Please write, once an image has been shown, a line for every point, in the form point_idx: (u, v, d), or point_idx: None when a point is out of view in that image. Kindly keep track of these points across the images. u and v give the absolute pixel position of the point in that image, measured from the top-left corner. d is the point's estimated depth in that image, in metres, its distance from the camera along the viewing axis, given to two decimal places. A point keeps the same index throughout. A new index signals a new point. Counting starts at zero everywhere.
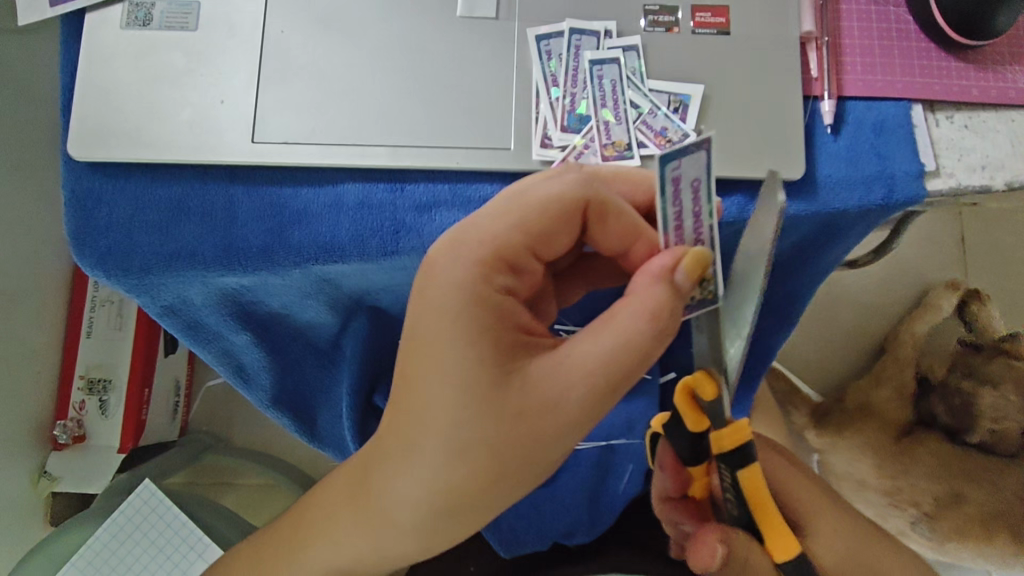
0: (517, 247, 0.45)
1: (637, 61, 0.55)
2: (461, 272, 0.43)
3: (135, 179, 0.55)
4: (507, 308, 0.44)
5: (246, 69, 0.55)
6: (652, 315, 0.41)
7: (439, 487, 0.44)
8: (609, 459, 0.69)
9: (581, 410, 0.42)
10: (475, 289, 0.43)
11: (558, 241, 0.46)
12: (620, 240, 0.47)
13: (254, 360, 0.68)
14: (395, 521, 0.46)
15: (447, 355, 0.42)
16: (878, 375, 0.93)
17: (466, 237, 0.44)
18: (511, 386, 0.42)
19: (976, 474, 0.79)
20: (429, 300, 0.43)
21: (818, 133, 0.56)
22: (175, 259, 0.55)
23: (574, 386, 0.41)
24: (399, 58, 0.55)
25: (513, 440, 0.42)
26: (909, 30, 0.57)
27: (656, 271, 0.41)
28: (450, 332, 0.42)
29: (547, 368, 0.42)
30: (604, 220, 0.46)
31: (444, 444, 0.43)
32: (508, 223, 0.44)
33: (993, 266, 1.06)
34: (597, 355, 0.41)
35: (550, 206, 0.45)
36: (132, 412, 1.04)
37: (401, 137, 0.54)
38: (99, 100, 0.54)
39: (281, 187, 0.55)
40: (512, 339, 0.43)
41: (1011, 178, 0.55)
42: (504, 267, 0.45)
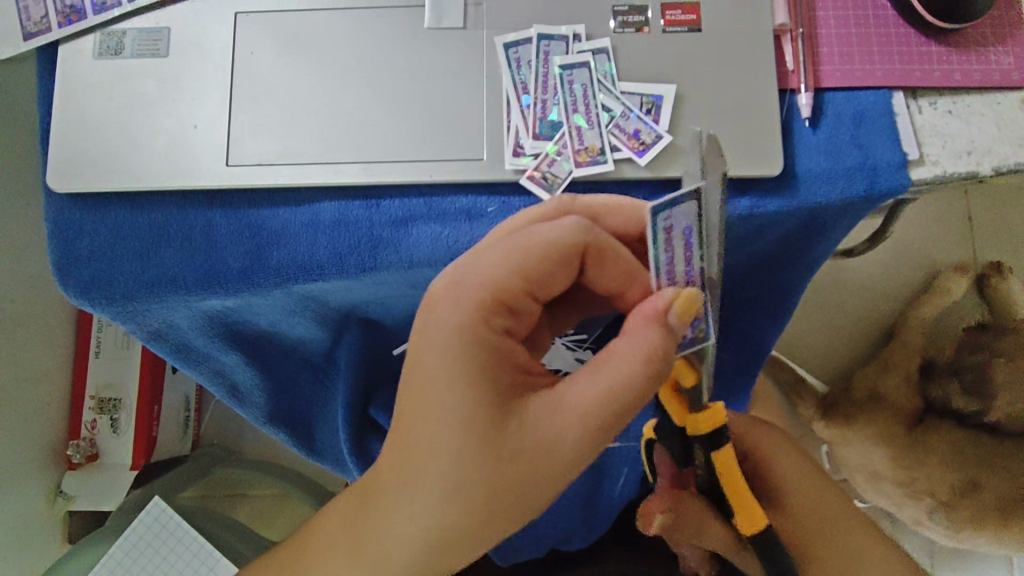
0: (515, 289, 0.45)
1: (607, 63, 0.54)
2: (463, 312, 0.43)
3: (115, 208, 0.55)
4: (507, 349, 0.44)
5: (218, 92, 0.55)
6: (648, 358, 0.41)
7: (435, 521, 0.44)
8: (605, 462, 0.68)
9: (577, 448, 0.42)
10: (477, 329, 0.43)
11: (556, 282, 0.47)
12: (615, 281, 0.48)
13: (247, 378, 0.69)
14: (391, 556, 0.46)
15: (445, 395, 0.42)
16: (886, 361, 0.92)
17: (465, 279, 0.44)
18: (508, 425, 0.42)
19: (989, 459, 0.76)
20: (430, 339, 0.43)
21: (797, 126, 0.55)
22: (157, 284, 0.55)
23: (570, 428, 0.42)
24: (368, 74, 0.55)
25: (507, 475, 0.42)
26: (886, 16, 0.56)
27: (650, 312, 0.41)
28: (449, 370, 0.42)
29: (545, 411, 0.42)
30: (601, 263, 0.47)
31: (439, 481, 0.43)
32: (508, 265, 0.44)
33: (1001, 244, 1.04)
34: (595, 394, 0.42)
35: (551, 251, 0.45)
36: (143, 428, 1.07)
37: (372, 153, 0.54)
38: (75, 131, 0.55)
39: (259, 209, 0.55)
40: (513, 381, 0.44)
41: (998, 164, 0.54)
42: (502, 309, 0.45)
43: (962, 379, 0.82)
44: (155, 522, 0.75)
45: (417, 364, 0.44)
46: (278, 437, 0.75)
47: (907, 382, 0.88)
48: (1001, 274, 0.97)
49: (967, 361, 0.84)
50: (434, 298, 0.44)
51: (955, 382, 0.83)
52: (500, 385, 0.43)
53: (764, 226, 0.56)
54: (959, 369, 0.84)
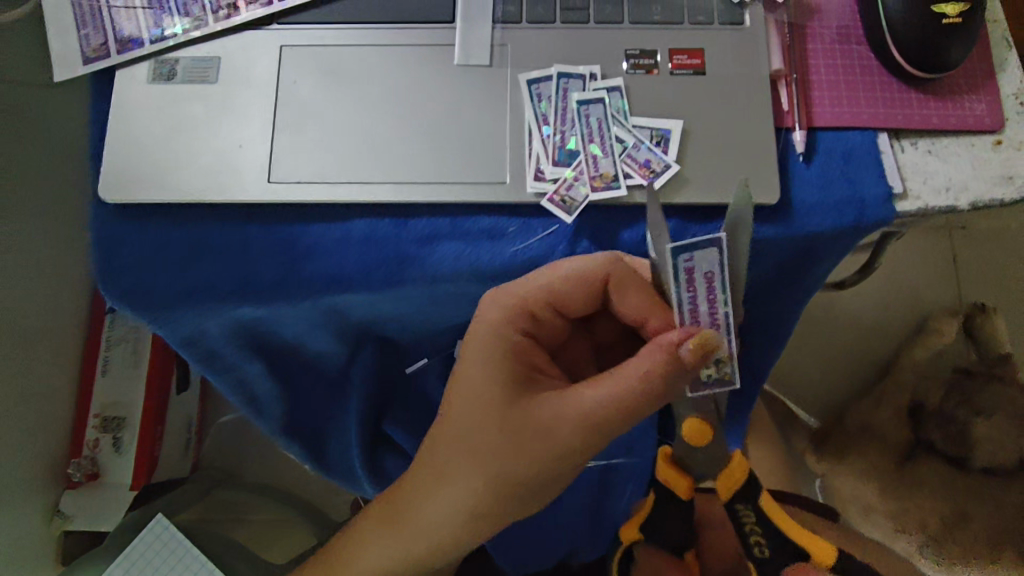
0: (541, 302, 0.54)
1: (620, 100, 0.59)
2: (497, 312, 0.54)
3: (158, 221, 0.59)
4: (525, 350, 0.54)
5: (261, 116, 0.60)
6: (646, 374, 0.47)
7: (461, 493, 0.51)
8: (611, 478, 0.71)
9: (571, 440, 0.48)
10: (505, 330, 0.53)
11: (581, 304, 0.55)
12: (636, 313, 0.53)
13: (266, 390, 0.71)
14: (416, 521, 0.53)
15: (477, 381, 0.52)
16: (879, 397, 0.98)
17: (504, 289, 0.55)
18: (521, 410, 0.50)
19: (978, 492, 0.86)
20: (475, 332, 0.54)
21: (792, 161, 0.60)
22: (193, 293, 0.58)
23: (568, 422, 0.48)
24: (402, 104, 0.60)
25: (520, 455, 0.49)
26: (871, 66, 0.62)
27: (663, 342, 0.47)
28: (482, 361, 0.52)
29: (550, 404, 0.49)
30: (623, 295, 0.53)
31: (467, 455, 0.51)
32: (539, 282, 0.53)
33: (983, 284, 1.09)
34: (596, 397, 0.48)
35: (574, 276, 0.53)
36: (145, 447, 1.09)
37: (404, 175, 0.58)
38: (125, 148, 0.59)
39: (294, 225, 0.59)
40: (528, 378, 0.52)
41: (974, 199, 0.59)
42: (527, 317, 0.54)
43: (946, 428, 0.90)
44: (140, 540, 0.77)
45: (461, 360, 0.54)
46: (291, 451, 0.78)
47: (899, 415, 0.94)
48: (984, 314, 1.04)
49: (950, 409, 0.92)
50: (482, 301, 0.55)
51: (940, 430, 0.91)
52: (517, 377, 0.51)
53: (766, 253, 0.60)
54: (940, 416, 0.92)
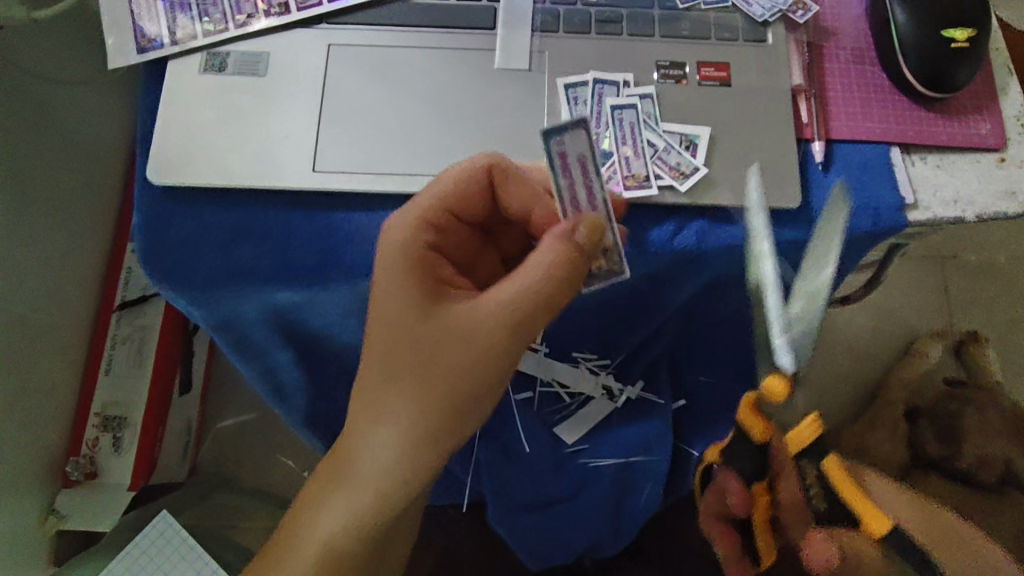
0: (436, 210, 0.53)
1: (652, 107, 0.63)
2: (400, 231, 0.52)
3: (204, 203, 0.61)
4: (432, 262, 0.53)
5: (308, 108, 0.62)
6: (552, 264, 0.48)
7: (402, 417, 0.49)
8: (630, 477, 0.73)
9: (493, 338, 0.48)
10: (415, 237, 0.52)
11: (473, 202, 0.55)
12: (521, 204, 0.55)
13: (292, 377, 0.73)
14: (359, 471, 0.50)
15: (393, 295, 0.51)
16: (872, 419, 1.01)
17: (407, 205, 0.54)
18: (437, 321, 0.49)
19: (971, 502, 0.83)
20: (384, 252, 0.52)
21: (812, 170, 0.63)
22: (237, 274, 0.61)
23: (484, 320, 0.49)
24: (443, 102, 0.62)
25: (444, 363, 0.49)
26: (883, 86, 0.66)
27: (563, 233, 0.49)
28: (390, 274, 0.51)
29: (464, 309, 0.49)
30: (510, 185, 0.54)
31: (394, 378, 0.49)
32: (433, 192, 0.53)
33: (973, 313, 1.14)
34: (510, 293, 0.48)
35: (462, 180, 0.53)
36: (146, 449, 1.04)
37: (444, 168, 0.61)
38: (176, 133, 0.61)
39: (336, 213, 0.61)
40: (434, 285, 0.52)
41: (980, 212, 0.63)
42: (428, 228, 0.53)
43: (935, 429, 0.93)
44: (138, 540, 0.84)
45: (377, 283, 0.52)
46: (311, 439, 0.80)
47: (893, 434, 0.95)
48: (977, 342, 1.08)
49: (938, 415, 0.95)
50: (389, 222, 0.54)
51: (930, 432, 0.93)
52: (424, 286, 0.51)
53: (787, 255, 0.63)
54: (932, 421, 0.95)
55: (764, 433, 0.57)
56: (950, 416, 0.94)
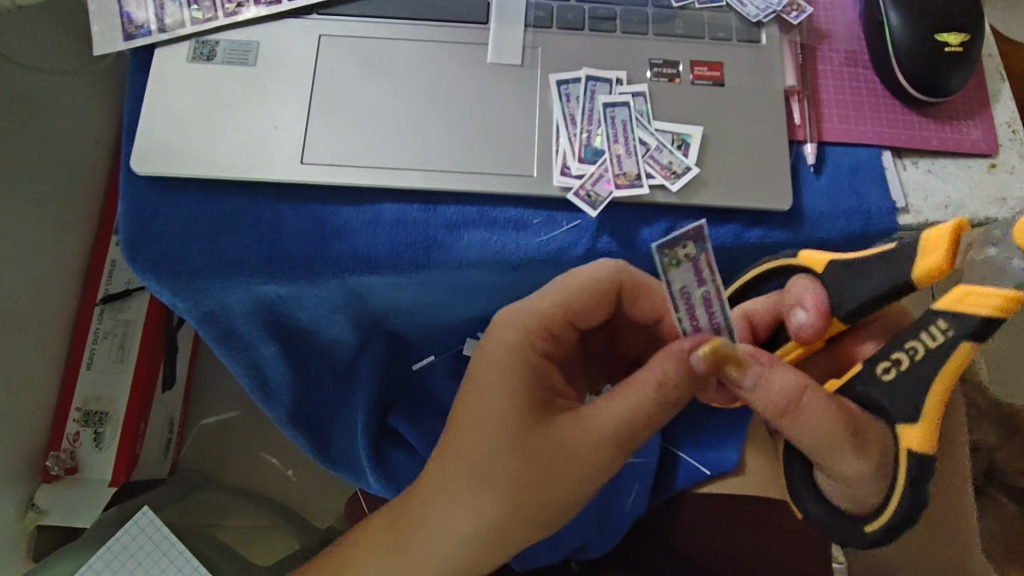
0: (558, 318, 0.56)
1: (644, 105, 0.62)
2: (516, 331, 0.55)
3: (190, 194, 0.60)
4: (546, 371, 0.55)
5: (298, 100, 0.61)
6: (666, 387, 0.50)
7: (478, 511, 0.51)
8: (618, 479, 0.75)
9: (598, 459, 0.50)
10: (525, 349, 0.54)
11: (591, 314, 0.57)
12: (651, 312, 0.59)
13: (279, 374, 0.72)
14: (426, 554, 0.53)
15: (495, 391, 0.53)
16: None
17: (523, 307, 0.56)
18: (545, 439, 0.51)
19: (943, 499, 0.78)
20: (491, 353, 0.55)
21: (803, 172, 0.63)
22: (224, 266, 0.59)
23: (593, 440, 0.50)
24: (434, 96, 0.62)
25: (542, 480, 0.51)
26: (876, 89, 0.66)
27: (678, 353, 0.49)
28: (503, 385, 0.53)
29: (574, 424, 0.51)
30: (636, 299, 0.57)
31: (482, 481, 0.52)
32: (554, 297, 0.55)
33: None
34: (619, 412, 0.50)
35: (594, 288, 0.55)
36: (127, 444, 1.03)
37: (435, 162, 0.60)
38: (162, 122, 0.60)
39: (325, 205, 0.61)
40: (544, 397, 0.53)
41: (971, 216, 0.63)
42: (544, 335, 0.56)
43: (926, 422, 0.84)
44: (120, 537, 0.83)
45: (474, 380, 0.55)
46: (295, 440, 0.79)
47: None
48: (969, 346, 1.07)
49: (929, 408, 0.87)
50: (500, 319, 0.56)
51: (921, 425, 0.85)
52: (536, 393, 0.53)
53: (777, 257, 0.63)
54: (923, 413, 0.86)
55: (935, 272, 0.51)
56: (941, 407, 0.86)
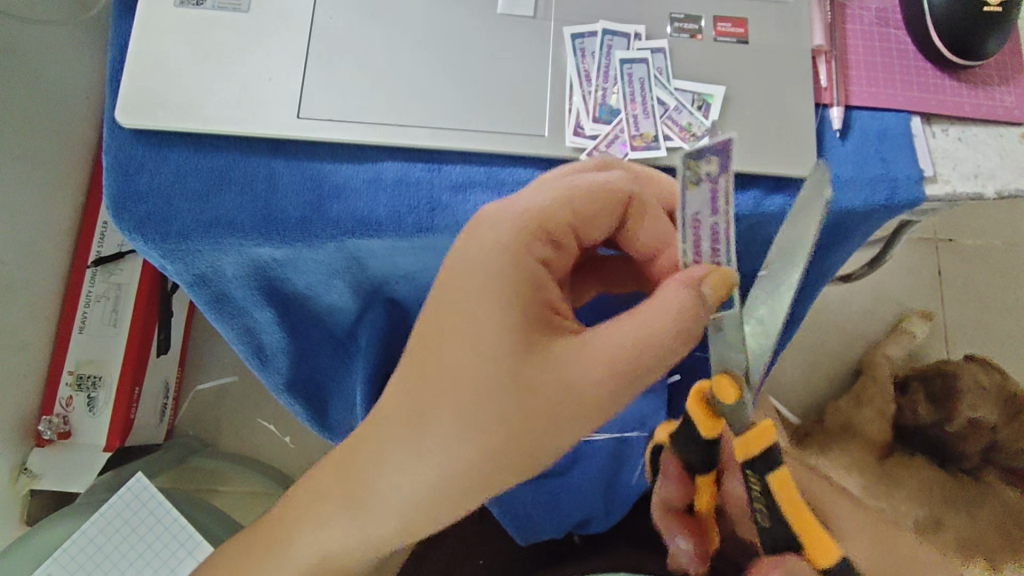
0: (562, 224, 0.49)
1: (663, 62, 0.59)
2: (512, 233, 0.47)
3: (179, 149, 0.57)
4: (540, 278, 0.48)
5: (295, 50, 0.57)
6: (676, 316, 0.44)
7: (447, 453, 0.46)
8: (624, 450, 0.71)
9: (596, 391, 0.45)
10: (520, 254, 0.47)
11: (599, 225, 0.51)
12: (651, 243, 0.54)
13: (275, 341, 0.69)
14: (383, 499, 0.48)
15: (482, 300, 0.46)
16: (858, 396, 1.01)
17: (511, 207, 0.48)
18: (539, 363, 0.45)
19: (956, 500, 0.87)
20: (473, 254, 0.47)
21: (827, 137, 0.60)
22: (215, 225, 0.56)
23: (592, 372, 0.45)
24: (440, 49, 0.58)
25: (533, 417, 0.46)
26: (907, 51, 0.62)
27: (684, 277, 0.44)
28: (480, 304, 0.46)
29: (571, 352, 0.46)
30: (641, 219, 0.52)
31: (459, 418, 0.46)
32: (553, 198, 0.48)
33: (963, 300, 1.14)
34: (618, 344, 0.45)
35: (598, 193, 0.49)
36: (121, 410, 1.00)
37: (440, 120, 0.57)
38: (148, 70, 0.57)
39: (323, 162, 0.58)
40: (540, 315, 0.47)
41: (1001, 187, 0.60)
42: (545, 238, 0.49)
43: (931, 389, 0.99)
44: (113, 504, 0.80)
45: (459, 296, 0.47)
46: (292, 409, 0.77)
47: (881, 413, 0.96)
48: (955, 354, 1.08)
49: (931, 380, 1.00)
50: (486, 215, 0.48)
51: (924, 391, 0.99)
52: (531, 307, 0.46)
53: None
54: (925, 380, 1.00)
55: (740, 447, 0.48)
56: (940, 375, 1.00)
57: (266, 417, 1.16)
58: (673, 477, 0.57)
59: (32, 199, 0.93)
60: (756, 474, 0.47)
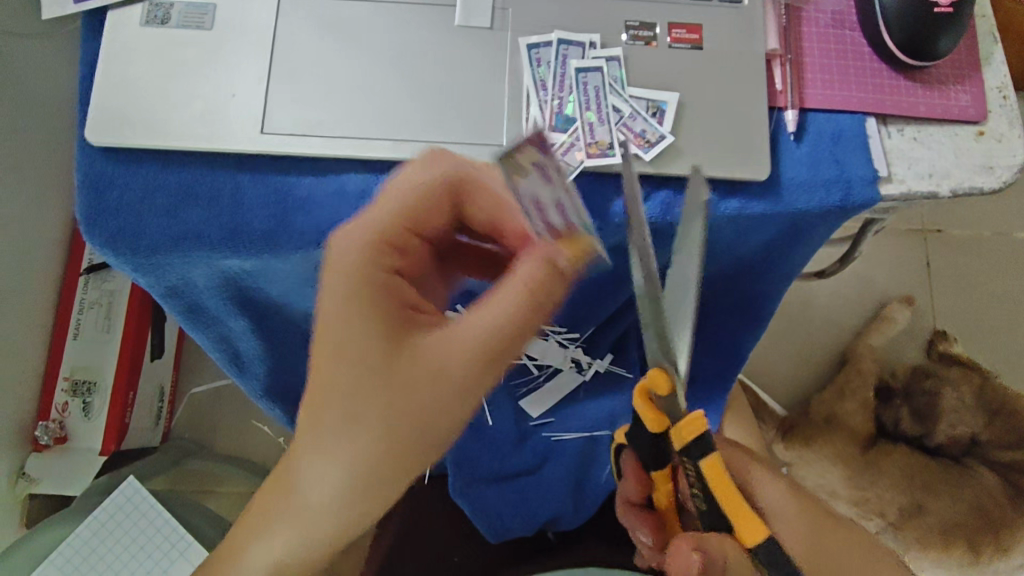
0: (399, 232, 0.50)
1: (618, 70, 0.60)
2: (355, 252, 0.48)
3: (145, 166, 0.59)
4: (395, 286, 0.48)
5: (259, 66, 0.59)
6: (528, 292, 0.45)
7: (345, 448, 0.47)
8: (593, 449, 0.74)
9: (466, 377, 0.46)
10: (364, 271, 0.48)
11: (435, 222, 0.52)
12: (490, 215, 0.52)
13: (251, 348, 0.71)
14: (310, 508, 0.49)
15: (342, 315, 0.47)
16: (842, 386, 1.01)
17: (355, 231, 0.49)
18: (403, 357, 0.46)
19: (934, 486, 0.91)
20: (332, 278, 0.48)
21: (783, 140, 0.61)
22: (182, 240, 0.58)
23: (458, 359, 0.46)
24: (400, 62, 0.59)
25: (416, 402, 0.46)
26: (863, 51, 0.63)
27: (542, 256, 0.45)
28: (336, 328, 0.47)
29: (435, 342, 0.47)
30: (472, 195, 0.51)
31: (346, 419, 0.47)
32: (383, 211, 0.49)
33: (948, 290, 1.15)
34: (483, 329, 0.45)
35: (421, 194, 0.50)
36: (116, 414, 1.02)
37: (400, 132, 0.58)
38: (116, 89, 0.58)
39: (287, 175, 0.59)
40: (397, 313, 0.47)
41: (955, 185, 0.61)
42: (389, 250, 0.49)
43: (915, 403, 1.00)
44: (106, 506, 0.83)
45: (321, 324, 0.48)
46: (272, 412, 0.79)
47: (863, 405, 0.98)
48: (948, 339, 1.09)
49: (916, 386, 1.02)
50: (336, 245, 0.49)
51: (908, 404, 1.00)
52: (385, 314, 0.47)
53: (752, 226, 0.62)
54: (909, 393, 1.01)
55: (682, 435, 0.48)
56: (925, 385, 1.01)
57: (260, 419, 1.18)
58: (631, 473, 0.57)
59: (22, 210, 0.96)
60: (690, 461, 0.48)
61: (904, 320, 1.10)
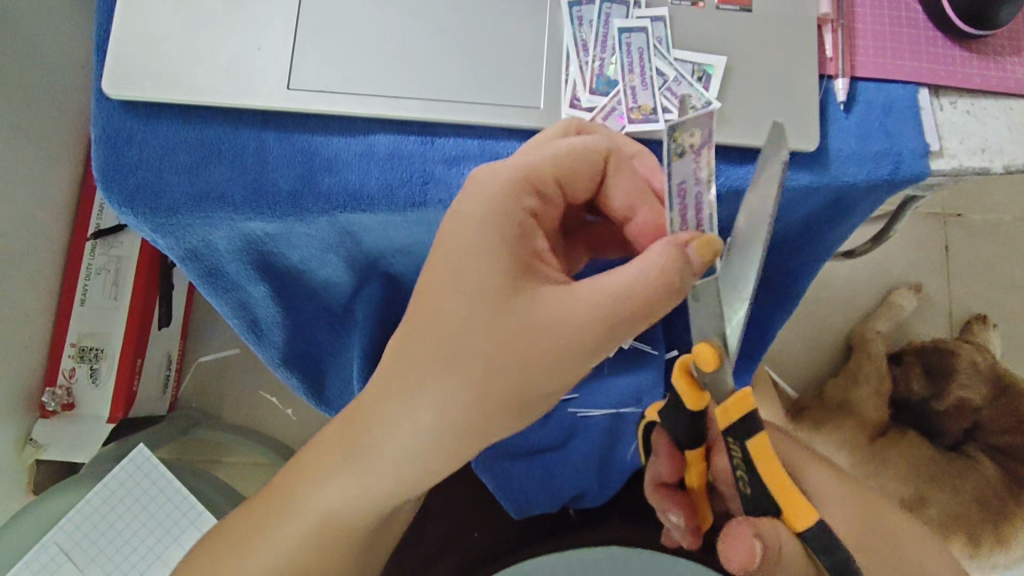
0: (544, 174, 0.49)
1: (663, 31, 0.57)
2: (500, 184, 0.47)
3: (168, 120, 0.56)
4: (529, 228, 0.48)
5: (285, 17, 0.56)
6: (660, 272, 0.43)
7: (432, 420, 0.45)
8: (620, 425, 0.72)
9: (578, 342, 0.44)
10: (510, 205, 0.47)
11: (580, 179, 0.51)
12: (626, 199, 0.52)
13: (270, 315, 0.69)
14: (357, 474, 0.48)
15: (478, 239, 0.46)
16: (855, 373, 0.99)
17: (501, 165, 0.48)
18: (521, 297, 0.45)
19: (939, 479, 0.87)
20: (467, 209, 0.47)
21: (831, 109, 0.59)
22: (205, 199, 0.56)
23: (570, 325, 0.44)
24: (431, 16, 0.56)
25: (516, 363, 0.45)
26: (917, 19, 0.60)
27: (673, 239, 0.44)
28: (481, 257, 0.45)
29: (552, 299, 0.45)
30: (620, 173, 0.51)
31: (450, 363, 0.45)
32: (542, 154, 0.48)
33: (968, 275, 1.13)
34: (599, 296, 0.44)
35: (579, 156, 0.49)
36: (123, 381, 1.00)
37: (432, 91, 0.55)
38: (134, 39, 0.55)
39: (314, 135, 0.57)
40: (525, 258, 0.46)
41: (1009, 162, 0.58)
42: (530, 190, 0.48)
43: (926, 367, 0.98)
44: (114, 475, 0.81)
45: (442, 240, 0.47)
46: (289, 382, 0.76)
47: (878, 394, 0.94)
48: (985, 324, 1.07)
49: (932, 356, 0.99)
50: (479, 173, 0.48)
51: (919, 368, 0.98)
52: (519, 249, 0.46)
53: (792, 198, 0.59)
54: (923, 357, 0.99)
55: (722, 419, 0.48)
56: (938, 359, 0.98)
57: (267, 389, 1.16)
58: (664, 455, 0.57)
59: (31, 170, 0.93)
60: (736, 443, 0.48)
61: (908, 308, 1.07)
